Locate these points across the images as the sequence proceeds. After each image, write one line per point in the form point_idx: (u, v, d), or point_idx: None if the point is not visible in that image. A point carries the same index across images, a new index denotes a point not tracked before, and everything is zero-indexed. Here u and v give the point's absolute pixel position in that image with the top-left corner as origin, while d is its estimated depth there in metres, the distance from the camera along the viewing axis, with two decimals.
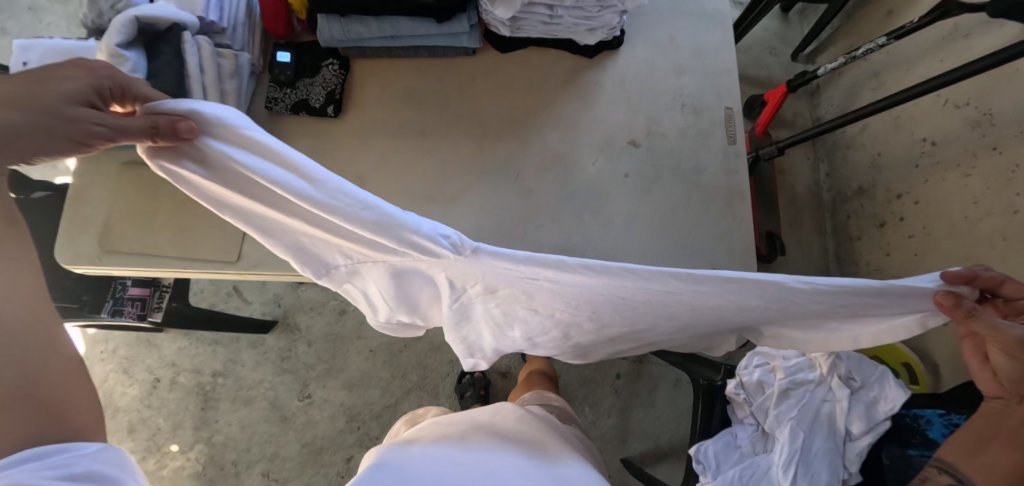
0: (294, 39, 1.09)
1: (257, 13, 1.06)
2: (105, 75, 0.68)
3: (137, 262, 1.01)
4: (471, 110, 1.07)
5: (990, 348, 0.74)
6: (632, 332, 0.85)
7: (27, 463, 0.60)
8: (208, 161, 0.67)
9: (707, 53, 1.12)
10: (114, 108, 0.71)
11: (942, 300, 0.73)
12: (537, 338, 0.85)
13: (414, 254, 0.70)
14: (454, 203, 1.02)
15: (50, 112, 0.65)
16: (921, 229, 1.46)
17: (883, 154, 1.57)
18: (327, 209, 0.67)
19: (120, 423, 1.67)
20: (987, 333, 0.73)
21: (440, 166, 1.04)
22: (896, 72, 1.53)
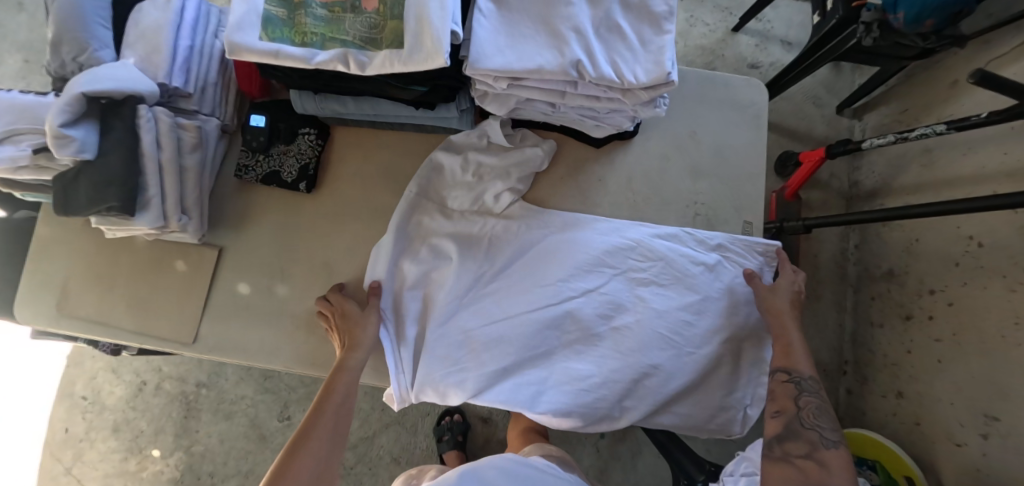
0: (273, 96, 1.01)
1: (233, 68, 0.98)
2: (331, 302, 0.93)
3: (95, 331, 0.96)
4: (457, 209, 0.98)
5: (769, 300, 0.90)
6: (616, 338, 0.92)
7: None
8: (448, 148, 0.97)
9: (730, 155, 0.98)
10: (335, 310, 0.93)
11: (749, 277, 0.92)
12: (523, 346, 0.92)
13: (515, 215, 0.97)
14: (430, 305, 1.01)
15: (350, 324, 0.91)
16: (951, 335, 1.31)
17: (920, 241, 1.42)
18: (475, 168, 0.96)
19: (107, 421, 1.69)
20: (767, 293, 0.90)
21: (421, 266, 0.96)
22: (950, 152, 1.34)
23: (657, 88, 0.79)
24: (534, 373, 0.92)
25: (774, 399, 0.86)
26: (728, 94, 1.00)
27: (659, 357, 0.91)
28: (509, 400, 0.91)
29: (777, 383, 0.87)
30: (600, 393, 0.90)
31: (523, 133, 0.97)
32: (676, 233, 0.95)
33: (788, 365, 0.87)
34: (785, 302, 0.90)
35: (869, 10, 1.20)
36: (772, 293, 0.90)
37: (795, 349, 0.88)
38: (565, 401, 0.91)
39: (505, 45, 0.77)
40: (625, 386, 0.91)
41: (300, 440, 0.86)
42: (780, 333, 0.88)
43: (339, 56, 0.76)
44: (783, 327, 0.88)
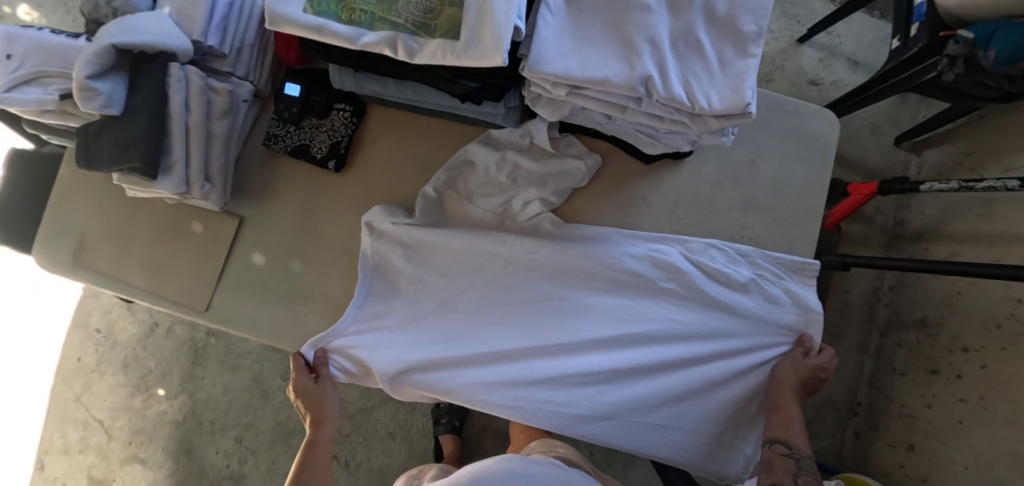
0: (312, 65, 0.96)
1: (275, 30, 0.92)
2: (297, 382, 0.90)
3: (109, 285, 0.97)
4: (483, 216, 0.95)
5: (789, 381, 0.85)
6: (635, 353, 0.90)
7: None
8: (485, 141, 0.92)
9: (787, 191, 0.93)
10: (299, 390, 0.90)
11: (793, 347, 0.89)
12: (534, 358, 0.91)
13: (551, 239, 0.93)
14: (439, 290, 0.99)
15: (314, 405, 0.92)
16: (977, 397, 1.25)
17: (962, 294, 1.35)
18: (510, 171, 0.92)
19: (117, 357, 1.71)
20: (788, 370, 0.86)
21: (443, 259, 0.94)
22: (1012, 205, 1.24)
23: (731, 118, 0.72)
24: (535, 361, 0.91)
25: (770, 473, 0.80)
26: (798, 125, 0.93)
27: (663, 384, 0.89)
28: (520, 408, 0.90)
29: (774, 455, 0.81)
30: (601, 391, 0.90)
31: (569, 138, 0.92)
32: (714, 246, 0.90)
33: (789, 440, 0.82)
34: (800, 377, 0.85)
35: (957, 43, 1.08)
36: (794, 368, 0.86)
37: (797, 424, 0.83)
38: (561, 399, 0.90)
39: (570, 49, 0.70)
40: (624, 402, 0.89)
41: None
42: (780, 406, 0.84)
43: (387, 40, 0.67)
44: (792, 406, 0.84)
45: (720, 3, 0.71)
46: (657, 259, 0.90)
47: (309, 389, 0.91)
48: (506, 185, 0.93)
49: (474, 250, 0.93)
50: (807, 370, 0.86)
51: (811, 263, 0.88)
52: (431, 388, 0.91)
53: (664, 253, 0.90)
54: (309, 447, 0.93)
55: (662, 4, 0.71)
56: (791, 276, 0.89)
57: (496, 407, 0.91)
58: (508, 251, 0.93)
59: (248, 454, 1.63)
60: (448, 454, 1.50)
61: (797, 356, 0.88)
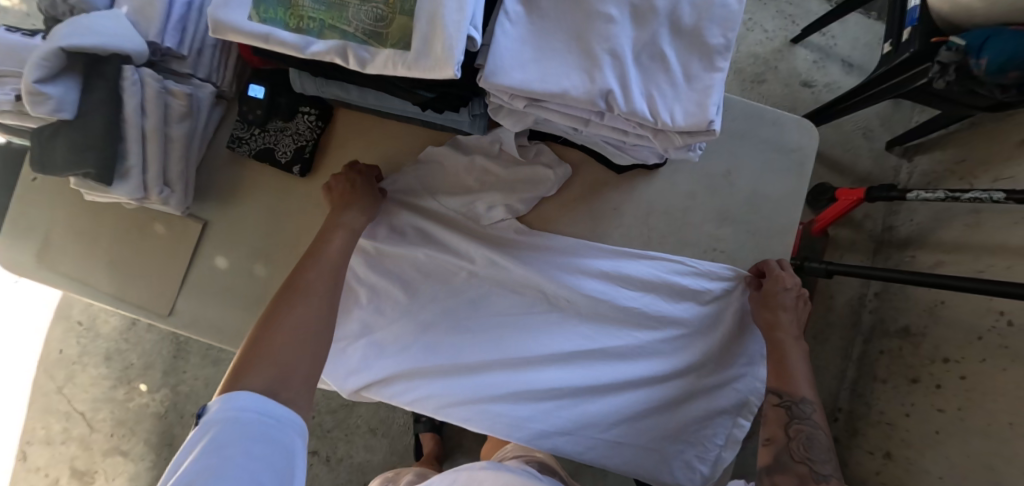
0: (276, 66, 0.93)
1: None
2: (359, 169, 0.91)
3: (72, 287, 0.96)
4: (453, 223, 0.94)
5: (765, 328, 0.85)
6: (598, 367, 0.91)
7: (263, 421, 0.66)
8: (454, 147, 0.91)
9: (762, 203, 0.91)
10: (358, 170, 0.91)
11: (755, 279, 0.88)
12: (496, 372, 0.92)
13: (519, 249, 0.92)
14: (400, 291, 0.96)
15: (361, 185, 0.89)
16: (955, 409, 1.24)
17: (946, 304, 1.33)
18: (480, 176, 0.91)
19: (99, 349, 1.71)
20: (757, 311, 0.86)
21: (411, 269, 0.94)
22: (999, 217, 1.21)
23: (696, 135, 0.69)
24: (496, 375, 0.92)
25: (765, 425, 0.81)
26: (776, 135, 0.91)
27: (626, 402, 0.90)
28: (481, 422, 0.91)
29: (767, 407, 0.82)
30: (563, 407, 0.91)
31: (538, 146, 0.90)
32: (680, 264, 0.89)
33: (781, 388, 0.82)
34: (772, 310, 0.85)
35: (949, 50, 1.04)
36: (765, 304, 0.85)
37: (793, 369, 0.83)
38: (518, 415, 0.91)
39: (530, 59, 0.67)
40: (583, 417, 0.90)
41: (292, 288, 0.79)
42: (774, 349, 0.84)
43: (337, 49, 0.65)
44: (783, 341, 0.84)
45: (686, 14, 0.68)
46: (623, 273, 0.90)
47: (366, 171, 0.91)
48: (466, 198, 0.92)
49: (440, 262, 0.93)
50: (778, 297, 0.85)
51: None
52: (391, 396, 0.92)
53: (631, 269, 0.90)
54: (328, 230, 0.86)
55: (626, 15, 0.68)
56: None
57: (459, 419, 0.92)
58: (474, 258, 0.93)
59: None
60: (427, 453, 1.50)
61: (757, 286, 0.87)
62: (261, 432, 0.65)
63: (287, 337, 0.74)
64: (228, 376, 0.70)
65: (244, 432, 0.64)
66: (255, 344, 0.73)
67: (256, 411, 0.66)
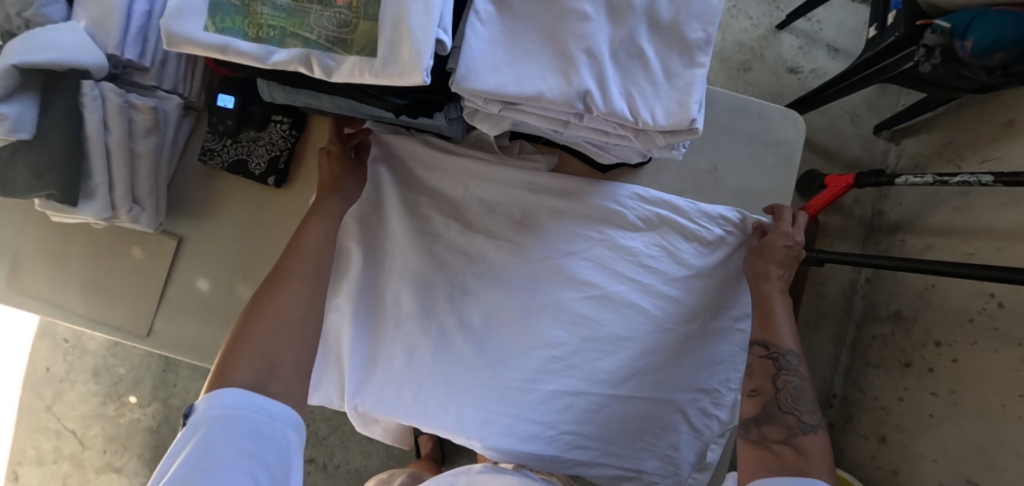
0: None
1: None
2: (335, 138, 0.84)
3: (44, 312, 0.93)
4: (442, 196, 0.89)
5: (759, 278, 0.84)
6: (602, 320, 0.86)
7: (248, 416, 0.64)
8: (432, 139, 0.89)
9: (749, 198, 0.89)
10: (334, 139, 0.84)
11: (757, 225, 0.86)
12: (502, 332, 0.86)
13: (513, 207, 0.88)
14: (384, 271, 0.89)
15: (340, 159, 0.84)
16: (948, 392, 1.24)
17: (937, 287, 1.32)
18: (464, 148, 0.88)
19: (87, 365, 1.69)
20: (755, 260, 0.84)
21: (401, 243, 0.88)
22: (988, 199, 1.20)
23: (678, 134, 0.67)
24: (500, 336, 0.86)
25: (750, 376, 0.79)
26: (761, 129, 0.89)
27: (632, 358, 0.86)
28: (496, 390, 0.85)
29: (755, 358, 0.80)
30: (577, 371, 0.86)
31: (521, 145, 0.88)
32: (677, 203, 0.86)
33: (767, 339, 0.81)
34: (772, 260, 0.83)
35: (934, 33, 1.03)
36: (762, 255, 0.84)
37: (779, 322, 0.81)
38: (527, 378, 0.85)
39: (502, 61, 0.64)
40: (594, 375, 0.86)
41: (275, 278, 0.75)
42: (763, 301, 0.83)
43: (301, 58, 0.62)
44: (768, 293, 0.83)
45: (664, 9, 0.66)
46: (621, 219, 0.87)
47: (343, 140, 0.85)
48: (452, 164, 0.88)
49: (432, 230, 0.89)
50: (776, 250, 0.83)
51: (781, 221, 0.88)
52: (396, 372, 0.87)
53: (630, 212, 0.87)
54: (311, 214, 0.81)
55: (602, 12, 0.65)
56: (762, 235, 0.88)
57: (474, 392, 0.86)
58: (467, 212, 0.89)
59: None
60: (426, 455, 1.46)
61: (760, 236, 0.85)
62: (252, 430, 0.64)
63: (273, 328, 0.72)
64: (212, 375, 0.68)
65: (232, 432, 0.63)
66: (237, 340, 0.70)
67: (245, 408, 0.65)
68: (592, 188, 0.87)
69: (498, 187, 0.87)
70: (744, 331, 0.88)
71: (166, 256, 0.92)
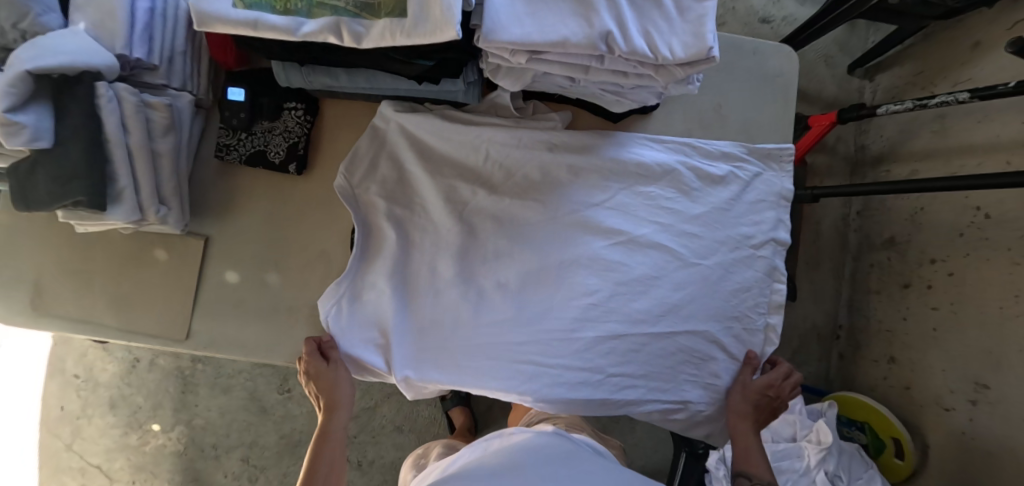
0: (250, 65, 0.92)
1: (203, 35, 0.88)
2: (312, 370, 0.87)
3: (76, 329, 0.93)
4: (457, 163, 0.92)
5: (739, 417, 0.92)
6: (631, 263, 0.88)
7: None
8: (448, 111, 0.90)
9: (754, 130, 0.94)
10: (312, 371, 0.87)
11: (748, 362, 0.94)
12: (535, 287, 0.89)
13: (532, 168, 0.90)
14: (414, 243, 0.92)
15: (326, 388, 0.88)
16: (948, 304, 1.32)
17: (925, 210, 1.39)
18: (481, 114, 0.91)
19: (102, 398, 1.66)
20: (738, 396, 0.93)
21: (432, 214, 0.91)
22: (963, 118, 1.27)
23: (695, 65, 0.71)
24: (536, 291, 0.88)
25: None
26: (758, 63, 0.93)
27: (665, 296, 0.89)
28: (536, 341, 0.87)
29: None
30: (614, 316, 0.88)
31: (534, 105, 0.92)
32: (688, 146, 0.91)
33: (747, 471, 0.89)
34: (751, 402, 0.92)
35: None
36: (744, 393, 0.93)
37: (755, 453, 0.90)
38: (568, 328, 0.87)
39: (525, 13, 0.66)
40: (628, 320, 0.88)
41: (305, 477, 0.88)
42: (742, 440, 0.91)
43: (330, 27, 0.64)
44: (745, 431, 0.91)
45: None
46: (638, 165, 0.90)
47: (320, 370, 0.87)
48: (470, 127, 0.89)
49: (457, 197, 0.91)
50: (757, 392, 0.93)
51: (786, 149, 0.93)
52: (439, 335, 0.90)
53: (644, 157, 0.91)
54: (322, 439, 0.90)
55: None
56: (766, 165, 0.93)
57: (516, 349, 0.88)
58: (488, 177, 0.91)
59: (258, 471, 1.63)
60: (459, 425, 1.51)
61: (749, 376, 0.93)
62: None
63: None
64: None
65: None
66: None
67: None
68: (608, 139, 0.91)
69: (517, 149, 0.90)
70: (765, 257, 0.93)
71: (196, 254, 0.93)
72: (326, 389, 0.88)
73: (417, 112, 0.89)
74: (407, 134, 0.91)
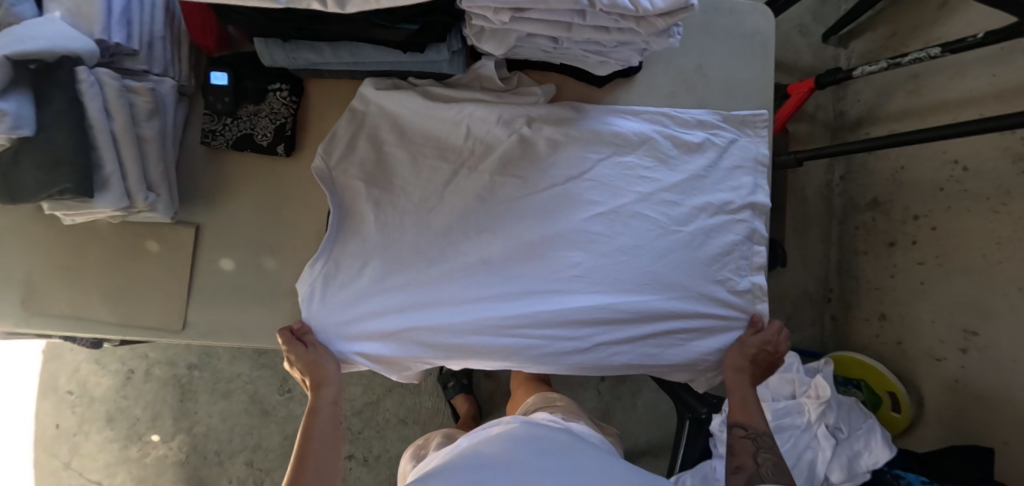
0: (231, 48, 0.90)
1: (181, 20, 0.89)
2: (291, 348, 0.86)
3: (69, 328, 0.92)
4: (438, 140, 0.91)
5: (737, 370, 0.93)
6: (612, 235, 0.89)
7: None
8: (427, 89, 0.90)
9: (738, 88, 0.97)
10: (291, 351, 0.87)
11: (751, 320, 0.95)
12: (519, 261, 0.89)
13: (509, 145, 0.90)
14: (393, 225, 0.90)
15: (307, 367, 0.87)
16: (933, 259, 1.36)
17: (906, 169, 1.44)
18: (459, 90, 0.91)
19: (98, 412, 1.64)
20: (738, 351, 0.93)
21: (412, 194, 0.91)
22: (937, 76, 1.32)
23: (675, 14, 0.73)
24: (520, 264, 0.89)
25: (734, 454, 0.90)
26: (735, 23, 0.96)
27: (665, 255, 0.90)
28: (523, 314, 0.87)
29: (735, 438, 0.91)
30: (602, 284, 0.89)
31: (519, 77, 0.93)
32: (664, 116, 0.93)
33: (745, 422, 0.92)
34: (750, 357, 0.93)
35: None
36: (745, 349, 0.93)
37: (751, 405, 0.93)
38: (553, 301, 0.88)
39: None
40: (617, 287, 0.89)
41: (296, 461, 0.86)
42: (738, 390, 0.93)
43: None
44: (743, 386, 0.93)
45: None
46: (615, 135, 0.92)
47: (300, 349, 0.87)
48: (450, 104, 0.89)
49: (437, 175, 0.91)
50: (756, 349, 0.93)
51: (760, 116, 0.95)
52: (421, 313, 0.88)
53: (623, 128, 0.92)
54: (311, 419, 0.89)
55: None
56: (738, 130, 0.95)
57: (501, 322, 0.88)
58: (466, 153, 0.91)
59: (263, 474, 1.63)
60: (464, 413, 1.52)
61: (750, 333, 0.94)
62: None
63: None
64: None
65: None
66: None
67: None
68: (583, 113, 0.92)
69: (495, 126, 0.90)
70: (745, 221, 0.94)
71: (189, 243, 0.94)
72: (307, 369, 0.87)
73: (398, 88, 0.89)
74: (386, 111, 0.90)
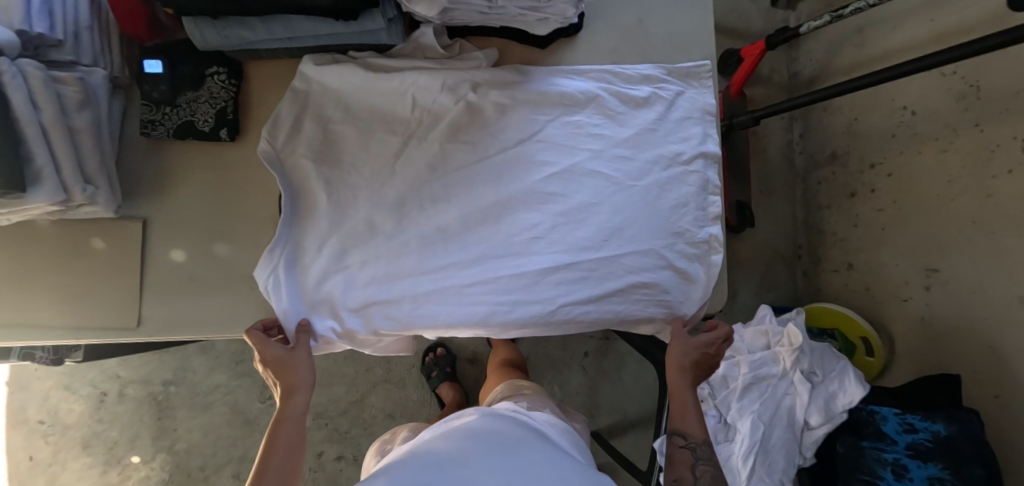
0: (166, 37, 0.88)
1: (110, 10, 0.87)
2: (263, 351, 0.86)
3: (20, 337, 0.89)
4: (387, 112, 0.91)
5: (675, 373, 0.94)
6: (568, 194, 0.91)
7: None
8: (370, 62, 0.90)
9: (683, 44, 0.98)
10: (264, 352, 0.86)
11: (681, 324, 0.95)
12: (477, 227, 0.91)
13: (457, 111, 0.91)
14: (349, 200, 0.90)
15: (279, 369, 0.86)
16: (892, 203, 1.40)
17: (859, 120, 1.47)
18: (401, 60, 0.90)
19: (73, 440, 1.59)
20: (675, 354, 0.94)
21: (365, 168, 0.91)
22: (880, 28, 1.36)
23: None
24: (478, 231, 0.91)
25: (672, 466, 0.91)
26: None
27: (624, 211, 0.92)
28: (485, 278, 0.90)
29: (673, 447, 0.92)
30: (563, 242, 0.90)
31: (461, 44, 0.93)
32: (607, 72, 0.95)
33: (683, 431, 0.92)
34: (688, 358, 0.94)
35: None
36: (682, 349, 0.94)
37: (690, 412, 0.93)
38: (514, 263, 0.90)
39: None
40: (577, 245, 0.91)
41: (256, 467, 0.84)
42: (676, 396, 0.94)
43: None
44: (680, 389, 0.94)
45: None
46: (562, 96, 0.93)
47: (274, 349, 0.86)
48: (392, 75, 0.88)
49: (387, 148, 0.91)
50: (695, 349, 0.94)
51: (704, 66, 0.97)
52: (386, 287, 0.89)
53: (568, 87, 0.93)
54: (277, 426, 0.87)
55: None
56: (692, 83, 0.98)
57: (464, 289, 0.89)
58: (415, 124, 0.91)
59: None
60: (450, 401, 1.51)
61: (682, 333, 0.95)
62: None
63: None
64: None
65: None
66: None
67: None
68: (527, 75, 0.93)
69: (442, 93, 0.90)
70: (697, 171, 0.95)
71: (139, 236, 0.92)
72: (280, 370, 0.86)
73: (337, 63, 0.88)
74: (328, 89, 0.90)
